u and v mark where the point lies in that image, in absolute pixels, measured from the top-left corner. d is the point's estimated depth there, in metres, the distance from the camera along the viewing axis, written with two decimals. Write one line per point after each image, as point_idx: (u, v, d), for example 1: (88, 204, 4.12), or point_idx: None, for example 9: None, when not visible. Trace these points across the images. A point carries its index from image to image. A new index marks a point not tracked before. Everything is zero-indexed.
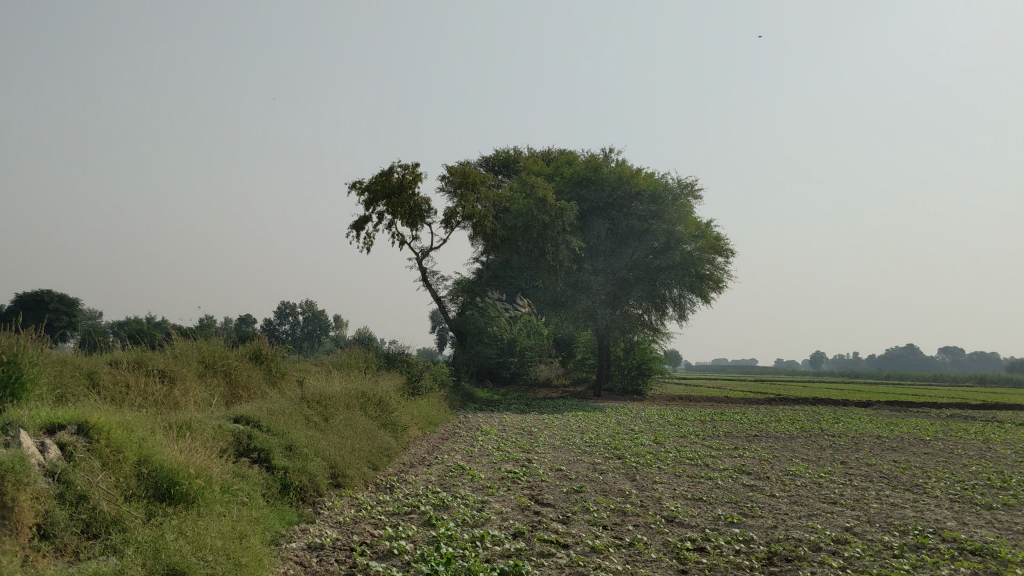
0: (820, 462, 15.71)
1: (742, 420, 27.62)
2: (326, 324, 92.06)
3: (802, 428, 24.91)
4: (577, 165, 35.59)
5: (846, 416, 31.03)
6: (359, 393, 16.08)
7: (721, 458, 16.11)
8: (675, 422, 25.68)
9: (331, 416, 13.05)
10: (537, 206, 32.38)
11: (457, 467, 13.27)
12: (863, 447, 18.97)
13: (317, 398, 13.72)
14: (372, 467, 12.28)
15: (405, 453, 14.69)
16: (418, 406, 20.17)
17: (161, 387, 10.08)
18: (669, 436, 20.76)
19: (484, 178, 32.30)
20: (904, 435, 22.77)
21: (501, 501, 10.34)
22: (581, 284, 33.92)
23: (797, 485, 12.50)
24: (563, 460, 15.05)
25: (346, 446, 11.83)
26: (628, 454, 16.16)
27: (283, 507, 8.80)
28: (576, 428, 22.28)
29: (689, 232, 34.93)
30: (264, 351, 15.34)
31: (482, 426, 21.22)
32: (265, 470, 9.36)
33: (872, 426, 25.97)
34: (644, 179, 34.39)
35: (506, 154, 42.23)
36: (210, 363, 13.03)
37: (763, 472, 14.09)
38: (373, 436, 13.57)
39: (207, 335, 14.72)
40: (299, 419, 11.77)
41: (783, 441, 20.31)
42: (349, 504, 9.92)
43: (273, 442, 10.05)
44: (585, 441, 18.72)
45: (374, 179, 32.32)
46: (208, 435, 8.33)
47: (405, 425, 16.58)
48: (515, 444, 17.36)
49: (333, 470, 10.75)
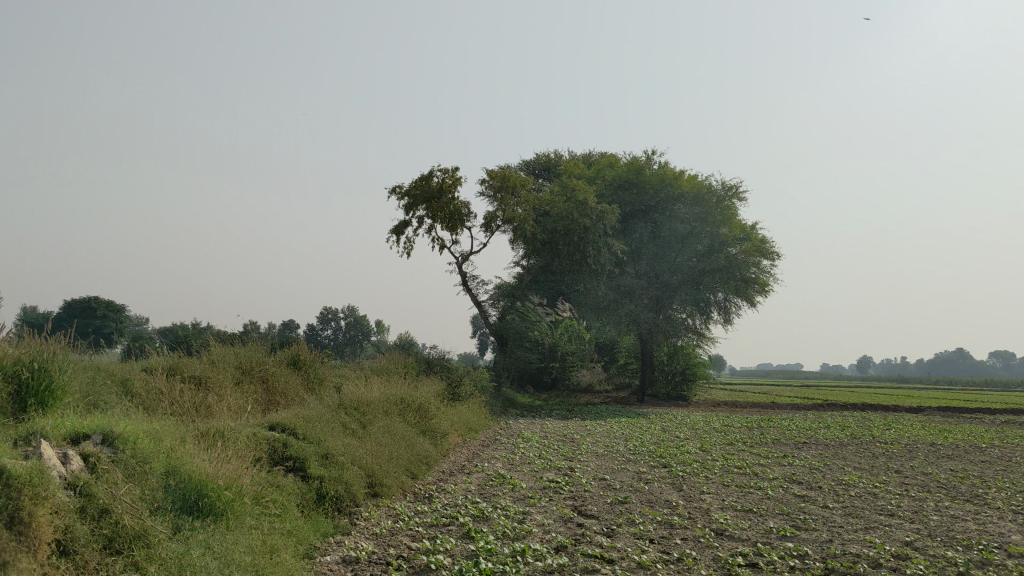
0: (873, 471, 15.16)
1: (790, 427, 27.02)
2: (368, 330, 92.31)
3: (852, 435, 24.26)
4: (619, 168, 35.21)
5: (897, 423, 30.26)
6: (399, 400, 15.85)
7: (769, 467, 15.62)
8: (721, 429, 25.15)
9: (369, 423, 12.81)
10: (578, 209, 32.03)
11: (498, 477, 12.96)
12: (916, 455, 18.35)
13: (355, 404, 13.49)
14: (411, 475, 12.02)
15: (445, 461, 14.41)
16: (458, 412, 19.91)
17: (194, 395, 9.89)
18: (716, 444, 20.27)
19: (524, 182, 32.03)
20: (960, 442, 22.06)
21: (543, 513, 10.01)
22: (623, 288, 33.44)
23: (851, 495, 12.00)
24: (607, 469, 14.67)
25: (384, 454, 11.57)
26: (673, 463, 15.74)
27: (318, 518, 8.57)
28: (619, 435, 21.88)
29: (733, 235, 34.37)
30: (302, 357, 15.17)
31: (523, 432, 20.90)
32: (300, 481, 9.12)
33: (925, 433, 25.23)
34: (686, 181, 33.94)
35: (546, 158, 41.94)
36: (247, 369, 12.86)
37: (814, 481, 13.60)
38: (412, 444, 13.32)
39: (245, 340, 14.57)
40: (336, 427, 11.54)
41: (834, 449, 19.74)
42: (386, 515, 9.64)
43: (309, 451, 9.82)
44: (629, 449, 18.32)
45: (414, 183, 32.19)
46: (240, 445, 8.11)
47: (445, 432, 16.32)
48: (557, 451, 17.00)
49: (370, 479, 10.49)
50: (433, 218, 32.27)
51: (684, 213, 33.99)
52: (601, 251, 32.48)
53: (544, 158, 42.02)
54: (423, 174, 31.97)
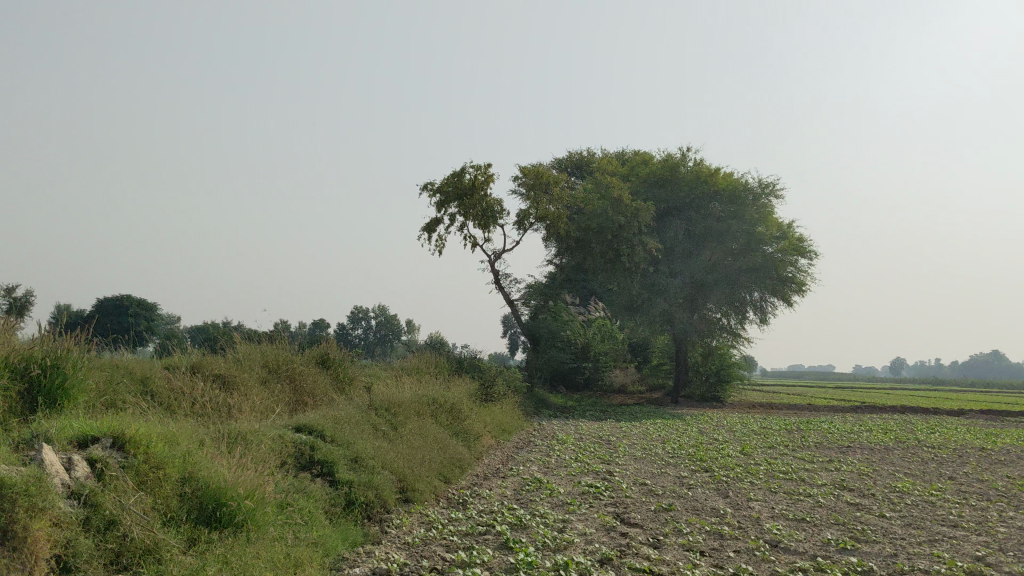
0: (926, 477, 14.44)
1: (831, 430, 26.26)
2: (399, 329, 92.08)
3: (897, 438, 23.45)
4: (653, 165, 34.54)
5: (940, 426, 29.36)
6: (430, 400, 15.36)
7: (816, 472, 14.95)
8: (760, 431, 24.43)
9: (400, 425, 12.33)
10: (612, 207, 31.38)
11: (534, 481, 12.42)
12: (968, 461, 17.56)
13: (386, 405, 13.03)
14: (444, 480, 11.52)
15: (479, 464, 13.90)
16: (491, 413, 19.41)
17: (217, 395, 9.47)
18: (757, 447, 19.60)
19: (557, 179, 31.47)
20: (1010, 447, 21.20)
21: (584, 521, 9.47)
22: (658, 287, 32.75)
23: (909, 504, 11.32)
24: (647, 473, 14.07)
25: (416, 458, 11.09)
26: (715, 467, 15.12)
27: (347, 527, 8.11)
28: (656, 437, 21.28)
29: (770, 233, 33.58)
30: (331, 356, 14.73)
31: (558, 434, 20.37)
32: (328, 486, 8.65)
33: (972, 437, 24.37)
34: (722, 178, 33.22)
35: (579, 156, 41.34)
36: (274, 368, 12.44)
37: (865, 488, 12.93)
38: (445, 446, 12.81)
39: (273, 338, 14.15)
40: (366, 428, 11.06)
41: (880, 453, 18.98)
42: (418, 522, 9.13)
43: (337, 454, 9.35)
44: (667, 452, 17.71)
45: (446, 180, 31.75)
46: (263, 448, 7.65)
47: (478, 433, 15.83)
48: (594, 454, 16.45)
49: (401, 484, 10.00)
50: (465, 215, 31.81)
51: (720, 211, 33.27)
52: (635, 249, 31.83)
53: (577, 155, 41.42)
54: (455, 171, 31.51)
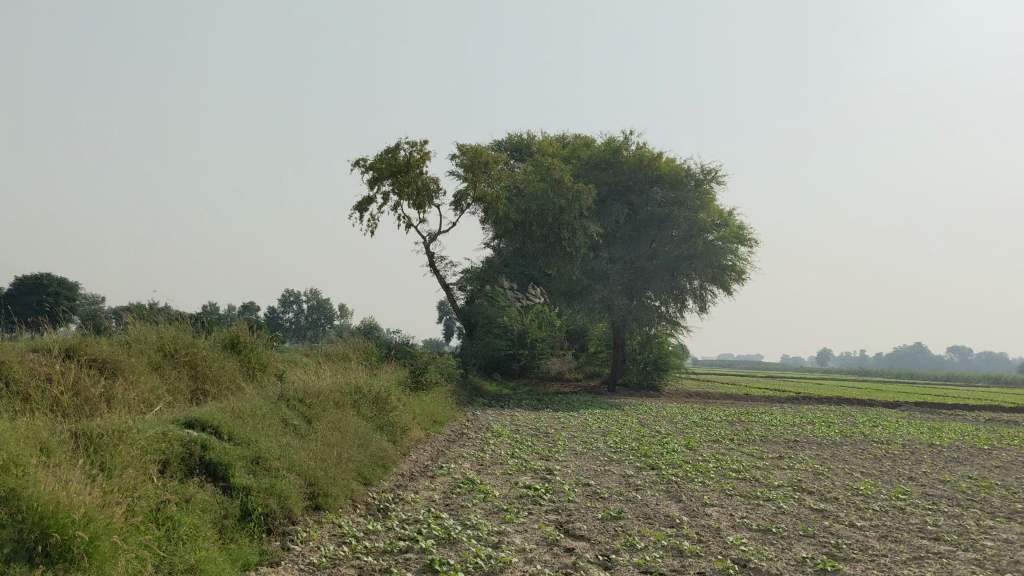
0: (885, 478, 13.45)
1: (775, 422, 25.44)
2: (331, 313, 89.86)
3: (843, 432, 22.63)
4: (595, 148, 33.40)
5: (884, 419, 28.67)
6: (352, 390, 13.98)
7: (770, 471, 13.88)
8: (703, 424, 23.45)
9: (315, 419, 10.93)
10: (553, 188, 30.22)
11: (467, 481, 11.14)
12: (923, 458, 16.69)
13: (300, 395, 11.61)
14: (363, 481, 10.20)
15: (405, 461, 12.59)
16: (421, 403, 18.08)
17: (91, 383, 8.11)
18: (702, 441, 18.52)
19: (496, 158, 30.10)
20: (960, 443, 20.48)
21: (523, 534, 8.21)
22: (597, 273, 31.75)
23: (877, 511, 10.29)
24: (590, 472, 12.90)
25: (332, 458, 9.70)
26: (661, 464, 13.97)
27: (239, 544, 6.86)
28: (595, 429, 20.15)
29: (711, 220, 32.83)
30: (242, 339, 13.26)
31: (492, 426, 19.09)
32: (219, 495, 7.31)
33: (916, 431, 23.74)
34: (665, 163, 32.27)
35: (519, 139, 39.95)
36: (169, 352, 10.96)
37: (826, 490, 11.85)
38: (367, 442, 11.48)
39: (173, 319, 12.63)
40: (274, 423, 9.64)
41: (830, 449, 18.03)
42: (328, 537, 7.82)
43: (234, 454, 7.98)
44: (610, 446, 16.53)
45: (378, 157, 30.20)
46: (119, 459, 6.59)
47: (405, 426, 14.50)
48: (531, 450, 15.17)
49: (311, 488, 8.65)
50: (398, 194, 30.32)
51: (660, 196, 32.37)
52: (576, 233, 30.73)
53: (517, 137, 40.04)
54: (389, 147, 29.97)
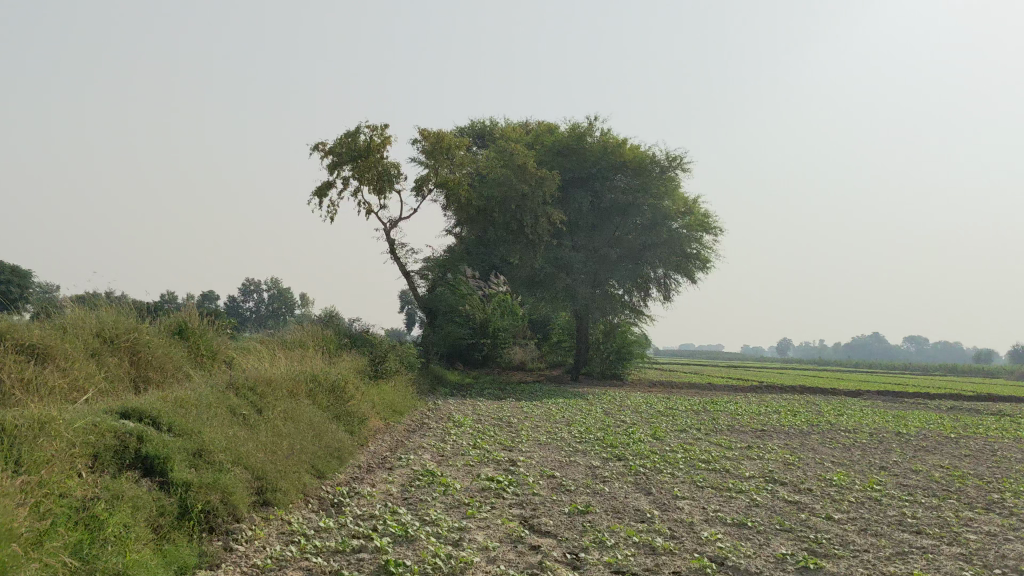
0: (856, 468, 13.10)
1: (740, 411, 25.17)
2: (291, 303, 88.65)
3: (810, 421, 22.36)
4: (558, 134, 32.84)
5: (850, 408, 28.49)
6: (308, 378, 13.39)
7: (740, 461, 13.49)
8: (668, 413, 23.10)
9: (265, 409, 10.32)
10: (516, 174, 29.62)
11: (427, 473, 10.61)
12: (892, 447, 16.40)
13: (250, 384, 10.99)
14: (317, 474, 9.63)
15: (363, 452, 12.02)
16: (381, 392, 17.52)
17: (14, 370, 7.46)
18: (669, 431, 18.13)
19: (459, 142, 29.45)
20: (925, 431, 20.30)
21: (485, 530, 7.70)
22: (561, 261, 31.26)
23: (854, 503, 9.92)
24: (555, 463, 12.43)
25: (284, 450, 9.13)
26: (628, 455, 13.51)
27: (175, 547, 6.29)
28: (560, 418, 19.69)
29: (676, 208, 32.49)
30: (190, 326, 12.61)
31: (453, 415, 18.57)
32: (155, 492, 6.73)
33: (881, 420, 23.60)
34: (629, 150, 31.76)
35: (482, 126, 39.27)
36: (108, 338, 10.29)
37: (799, 481, 11.46)
38: (321, 433, 10.91)
39: (115, 303, 11.94)
40: (220, 413, 9.03)
41: (797, 438, 17.71)
42: (275, 536, 7.27)
43: (173, 447, 7.39)
44: (575, 436, 16.07)
45: (338, 140, 29.46)
46: (37, 454, 5.99)
47: (363, 415, 13.93)
48: (494, 440, 14.67)
49: (259, 483, 8.07)
50: (359, 179, 29.62)
51: (624, 184, 31.94)
52: (539, 220, 30.18)
53: (480, 124, 39.35)
54: (349, 130, 29.25)
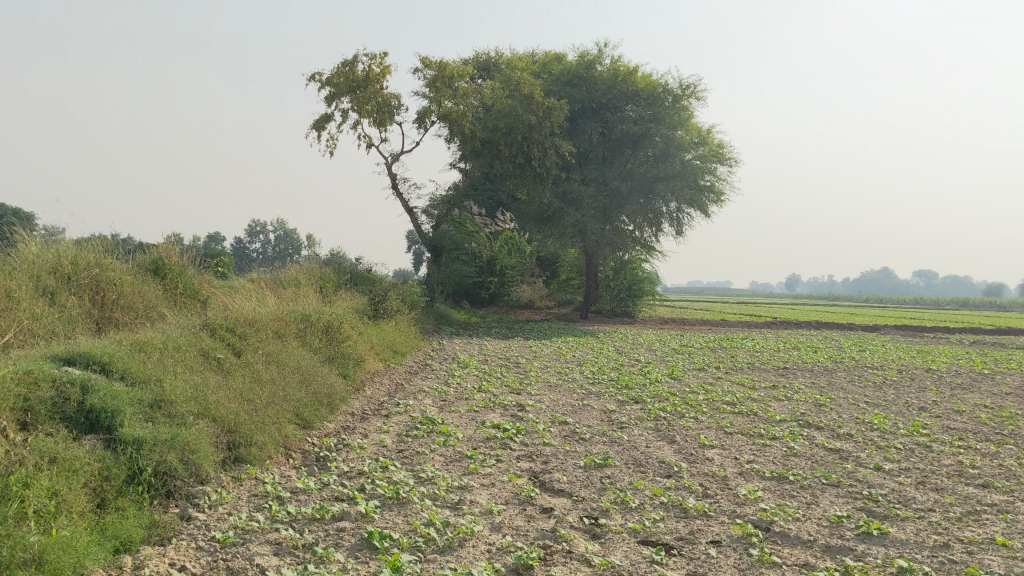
0: (894, 409, 12.03)
1: (757, 348, 24.19)
2: (298, 244, 87.66)
3: (833, 358, 21.32)
4: (567, 63, 31.22)
5: (872, 344, 27.43)
6: (297, 318, 12.34)
7: (767, 403, 12.46)
8: (683, 351, 22.07)
9: (244, 352, 9.27)
10: (522, 104, 28.14)
11: (426, 421, 9.58)
12: (926, 385, 15.35)
13: (229, 323, 9.95)
14: (301, 423, 8.61)
15: (358, 398, 11.00)
16: (381, 332, 16.50)
17: None
18: (687, 370, 17.10)
19: (462, 71, 27.98)
20: (956, 368, 19.24)
21: (489, 490, 6.66)
22: (570, 196, 29.98)
23: (903, 451, 8.88)
24: (566, 407, 11.40)
25: (263, 399, 8.09)
26: (645, 397, 12.46)
27: (116, 519, 5.30)
28: (570, 358, 18.68)
29: (689, 138, 31.02)
30: (166, 263, 11.54)
31: (458, 356, 17.60)
32: (97, 454, 5.74)
33: (906, 356, 22.55)
34: (641, 78, 30.20)
35: (488, 57, 37.58)
36: (66, 276, 9.24)
37: (836, 426, 10.39)
38: (309, 378, 9.85)
39: (82, 238, 10.88)
40: (187, 356, 7.99)
41: (824, 376, 16.69)
42: (245, 500, 6.25)
43: (124, 398, 6.39)
44: (588, 377, 15.04)
45: (335, 71, 28.09)
46: None
47: (360, 356, 12.90)
48: (500, 382, 13.65)
49: (231, 437, 7.06)
50: (358, 111, 28.32)
51: (636, 114, 30.47)
52: (547, 152, 28.77)
53: (485, 55, 37.67)
54: (347, 60, 27.84)
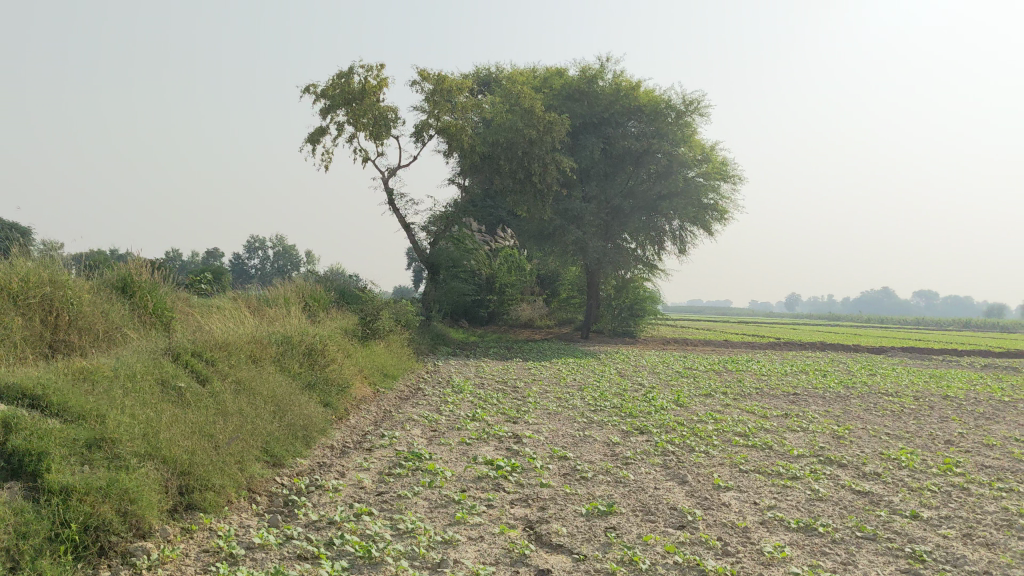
0: (919, 443, 11.13)
1: (764, 371, 23.30)
2: (297, 261, 86.89)
3: (844, 383, 20.41)
4: (568, 77, 30.43)
5: (882, 367, 26.53)
6: (277, 341, 11.51)
7: (781, 435, 11.57)
8: (688, 374, 21.18)
9: (210, 379, 8.41)
10: (522, 118, 27.32)
11: (412, 457, 8.70)
12: (947, 415, 14.45)
13: (197, 348, 9.10)
14: (271, 461, 7.74)
15: (339, 428, 10.12)
16: (370, 354, 15.63)
17: None
18: (694, 396, 16.19)
19: (461, 84, 27.16)
20: (974, 394, 18.28)
21: (477, 546, 5.78)
22: (571, 213, 29.16)
23: (940, 495, 7.99)
24: (566, 439, 10.53)
25: (225, 434, 7.24)
26: (651, 427, 11.58)
27: None
28: (570, 381, 17.80)
29: (693, 155, 30.24)
30: (135, 279, 10.72)
31: (453, 379, 16.71)
32: (14, 508, 4.91)
33: (920, 380, 21.65)
34: (644, 93, 29.46)
35: (488, 72, 36.82)
36: (13, 294, 8.39)
37: (861, 463, 9.50)
38: (283, 406, 8.98)
39: (42, 254, 10.06)
40: (140, 386, 7.14)
41: (836, 404, 15.79)
42: (194, 558, 5.37)
43: (53, 438, 5.55)
44: (590, 404, 14.15)
45: (330, 83, 27.36)
46: None
47: (345, 381, 12.03)
48: (495, 410, 12.77)
49: (182, 480, 6.21)
50: (354, 125, 27.56)
51: (638, 130, 29.71)
52: (548, 168, 27.94)
53: (486, 70, 36.89)
54: (342, 72, 27.12)
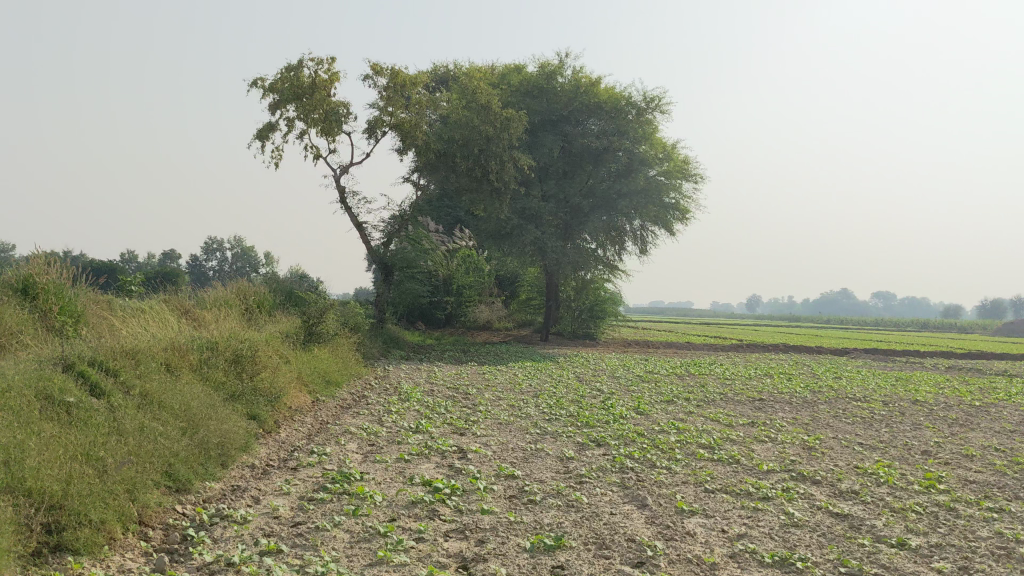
0: (895, 456, 10.34)
1: (728, 375, 22.55)
2: (256, 262, 85.27)
3: (811, 387, 19.68)
4: (527, 73, 29.51)
5: (848, 370, 25.88)
6: (200, 347, 10.50)
7: (749, 447, 10.74)
8: (650, 379, 20.34)
9: (108, 393, 7.42)
10: (479, 114, 26.31)
11: (341, 478, 7.74)
12: (919, 422, 13.71)
13: (99, 357, 8.10)
14: (173, 486, 6.73)
15: (263, 445, 9.13)
16: (311, 360, 14.61)
17: None
18: (656, 403, 15.34)
19: (415, 78, 25.87)
20: (944, 399, 17.61)
21: None
22: (529, 212, 28.29)
23: (927, 518, 7.17)
24: (517, 454, 9.61)
25: (116, 457, 6.26)
26: (609, 440, 10.70)
27: None
28: (525, 388, 16.86)
29: (653, 153, 29.52)
30: (38, 280, 9.72)
31: (401, 386, 15.72)
32: None
33: (885, 384, 20.97)
34: (604, 90, 28.63)
35: (446, 70, 35.82)
36: None
37: (836, 479, 8.69)
38: (198, 422, 7.99)
39: None
40: (13, 405, 6.13)
41: (804, 410, 15.03)
42: None
43: None
44: (545, 413, 13.25)
45: (278, 76, 26.26)
46: None
47: (279, 390, 11.04)
48: (443, 420, 11.83)
49: (50, 517, 5.24)
50: (304, 120, 26.48)
51: (598, 128, 28.88)
52: (505, 166, 27.00)
53: (444, 67, 35.91)
54: (291, 66, 26.03)
